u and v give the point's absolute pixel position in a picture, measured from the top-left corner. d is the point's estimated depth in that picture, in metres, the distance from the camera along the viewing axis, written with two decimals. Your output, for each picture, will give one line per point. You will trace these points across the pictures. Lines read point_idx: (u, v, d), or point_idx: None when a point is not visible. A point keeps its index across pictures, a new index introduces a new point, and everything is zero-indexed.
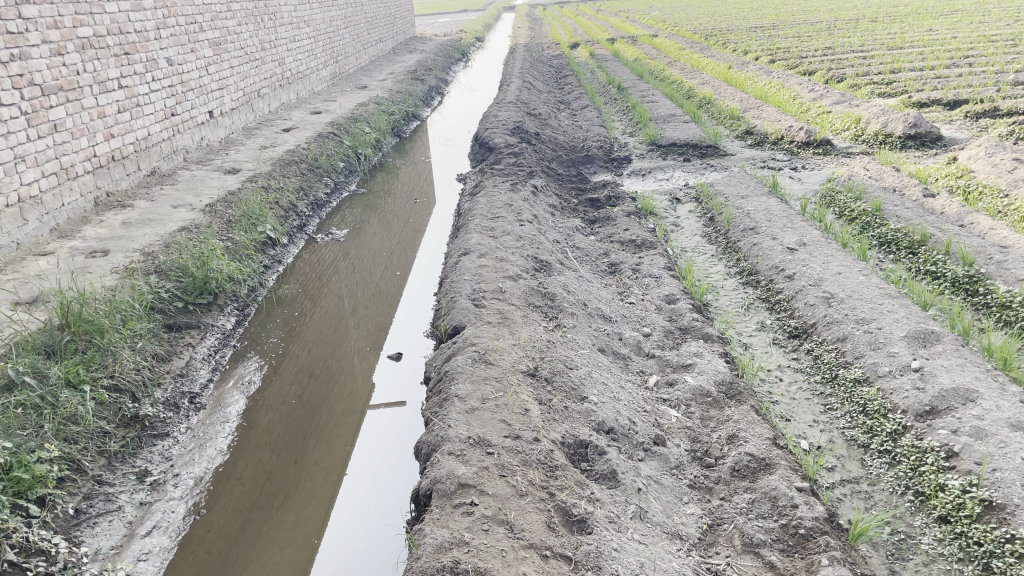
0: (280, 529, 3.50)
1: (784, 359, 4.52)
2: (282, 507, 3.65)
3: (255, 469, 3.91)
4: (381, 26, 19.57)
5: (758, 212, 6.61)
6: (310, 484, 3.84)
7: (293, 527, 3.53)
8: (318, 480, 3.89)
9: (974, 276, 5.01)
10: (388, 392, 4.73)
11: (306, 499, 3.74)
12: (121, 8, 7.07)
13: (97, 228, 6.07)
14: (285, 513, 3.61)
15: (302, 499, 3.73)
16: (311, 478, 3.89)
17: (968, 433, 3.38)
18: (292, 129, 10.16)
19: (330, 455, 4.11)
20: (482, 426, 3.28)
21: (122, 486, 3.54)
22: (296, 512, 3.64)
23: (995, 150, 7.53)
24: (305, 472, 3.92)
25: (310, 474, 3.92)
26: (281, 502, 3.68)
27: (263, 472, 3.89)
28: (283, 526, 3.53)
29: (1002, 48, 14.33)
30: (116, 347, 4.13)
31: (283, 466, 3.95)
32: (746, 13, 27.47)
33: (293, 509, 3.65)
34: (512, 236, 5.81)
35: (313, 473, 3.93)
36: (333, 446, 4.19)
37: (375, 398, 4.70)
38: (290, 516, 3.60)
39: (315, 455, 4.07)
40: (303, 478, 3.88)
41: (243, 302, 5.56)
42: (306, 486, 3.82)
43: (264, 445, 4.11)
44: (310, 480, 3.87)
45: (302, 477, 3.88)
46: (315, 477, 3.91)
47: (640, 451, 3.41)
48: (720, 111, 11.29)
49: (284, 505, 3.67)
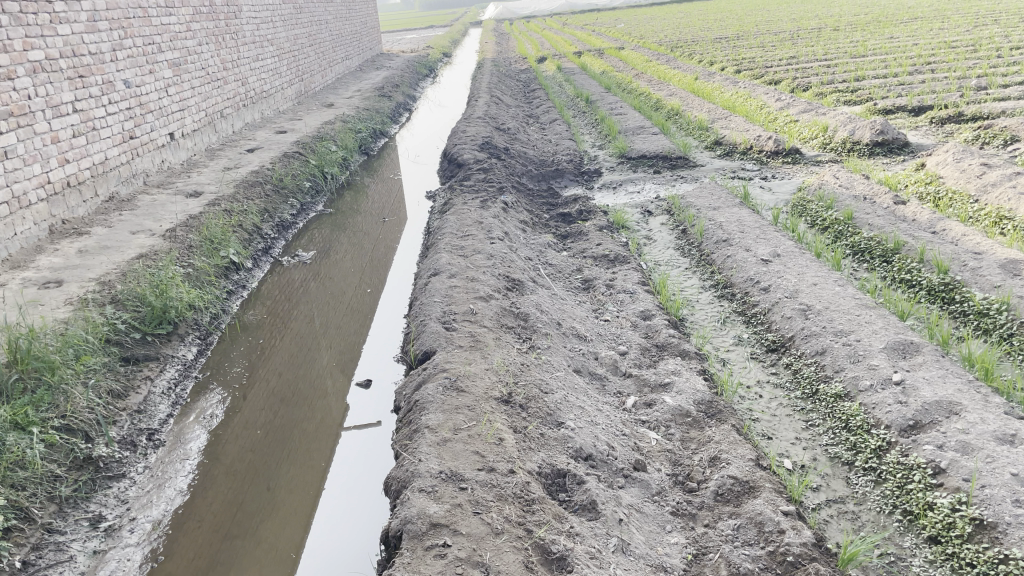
0: (253, 559, 3.39)
1: (763, 374, 4.43)
2: (255, 536, 3.54)
3: (226, 500, 3.78)
4: (346, 43, 19.45)
5: (731, 223, 6.55)
6: (284, 512, 3.73)
7: (265, 556, 3.42)
8: (291, 509, 3.76)
9: (950, 283, 4.98)
10: (363, 413, 4.60)
11: (278, 529, 3.60)
12: (74, 30, 6.88)
13: (51, 257, 5.85)
14: (260, 542, 3.50)
15: (274, 530, 3.59)
16: (283, 506, 3.77)
17: (954, 448, 3.30)
18: (256, 150, 9.97)
19: (303, 480, 3.98)
20: (454, 459, 3.13)
21: (74, 534, 3.34)
22: (272, 540, 3.53)
23: (963, 155, 7.54)
24: (277, 499, 3.80)
25: (284, 500, 3.81)
26: (252, 534, 3.54)
27: (234, 501, 3.78)
28: (256, 554, 3.42)
29: (963, 53, 14.53)
30: (67, 385, 3.93)
31: (257, 494, 3.84)
32: (711, 23, 27.72)
33: (266, 538, 3.53)
34: (482, 255, 5.68)
35: (286, 499, 3.82)
36: (308, 470, 4.07)
37: (350, 420, 4.57)
38: (263, 545, 3.49)
39: (288, 480, 3.96)
40: (276, 505, 3.76)
41: (206, 330, 5.36)
42: (278, 516, 3.69)
43: (233, 477, 3.97)
44: (282, 508, 3.75)
45: (275, 504, 3.77)
46: (290, 505, 3.79)
47: (619, 478, 3.28)
48: (689, 122, 11.28)
49: (258, 534, 3.56)
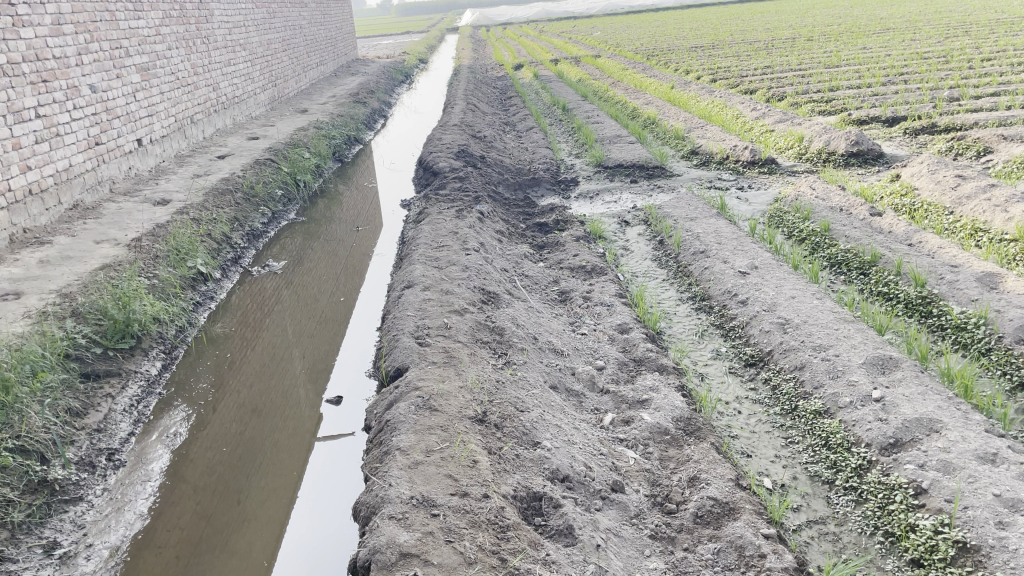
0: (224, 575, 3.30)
1: (742, 390, 4.36)
2: (226, 550, 3.45)
3: (194, 513, 3.70)
4: (321, 49, 19.28)
5: (708, 234, 6.51)
6: (254, 525, 3.64)
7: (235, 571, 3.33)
8: (263, 520, 3.69)
9: (927, 297, 4.95)
10: (337, 425, 4.48)
11: (250, 539, 3.55)
12: (38, 34, 6.70)
13: (11, 267, 5.65)
14: (232, 555, 3.43)
15: (248, 540, 3.54)
16: (255, 517, 3.70)
17: (936, 467, 3.25)
18: (226, 157, 9.79)
19: (271, 493, 3.90)
20: (426, 483, 3.01)
21: (26, 562, 3.18)
22: (244, 552, 3.46)
23: (938, 166, 7.56)
24: (248, 511, 3.73)
25: (253, 514, 3.71)
26: (223, 546, 3.48)
27: (204, 516, 3.69)
28: (231, 569, 3.34)
29: (936, 64, 14.67)
30: (22, 405, 3.77)
31: (228, 507, 3.75)
32: (687, 32, 27.84)
33: (238, 553, 3.45)
34: (457, 266, 5.58)
35: (257, 510, 3.75)
36: (280, 481, 3.99)
37: (322, 431, 4.45)
38: (237, 557, 3.42)
39: (259, 491, 3.89)
40: (247, 518, 3.69)
41: (171, 344, 5.20)
42: (252, 526, 3.64)
43: (203, 490, 3.88)
44: (249, 521, 3.66)
45: (243, 518, 3.68)
46: (262, 514, 3.73)
47: (597, 500, 3.19)
48: (665, 131, 11.27)
49: (231, 548, 3.48)
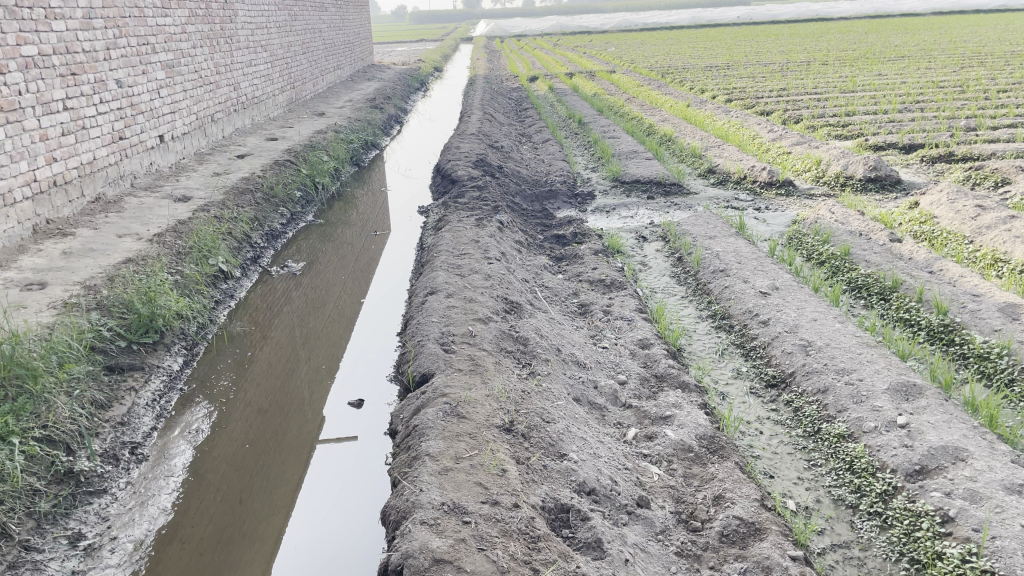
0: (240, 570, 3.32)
1: (764, 411, 4.35)
2: (238, 546, 3.47)
3: (202, 508, 3.71)
4: (339, 53, 19.36)
5: (728, 253, 6.52)
6: (265, 522, 3.66)
7: (248, 568, 3.34)
8: (266, 518, 3.69)
9: (949, 325, 4.96)
10: (342, 425, 4.50)
11: (256, 537, 3.55)
12: (69, 27, 6.75)
13: (35, 257, 5.67)
14: (237, 551, 3.44)
15: (254, 539, 3.53)
16: (259, 515, 3.70)
17: (963, 496, 3.25)
18: (246, 156, 9.82)
19: (280, 490, 3.92)
20: (457, 490, 3.02)
21: (52, 553, 3.18)
22: (249, 548, 3.47)
23: (957, 196, 7.57)
24: (253, 510, 3.73)
25: (264, 512, 3.73)
26: (230, 544, 3.49)
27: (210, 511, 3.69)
28: (248, 565, 3.36)
29: (952, 94, 14.71)
30: (50, 394, 3.78)
31: (234, 504, 3.76)
32: (702, 51, 27.92)
33: (253, 549, 3.47)
34: (480, 275, 5.60)
35: (262, 507, 3.76)
36: (284, 480, 4.00)
37: (325, 432, 4.47)
38: (246, 555, 3.43)
39: (264, 490, 3.89)
40: (253, 515, 3.70)
41: (192, 341, 5.22)
42: (257, 524, 3.64)
43: (209, 484, 3.89)
44: (261, 518, 3.69)
45: (254, 515, 3.70)
46: (267, 512, 3.73)
47: (623, 515, 3.19)
48: (682, 149, 11.30)
49: (236, 544, 3.49)
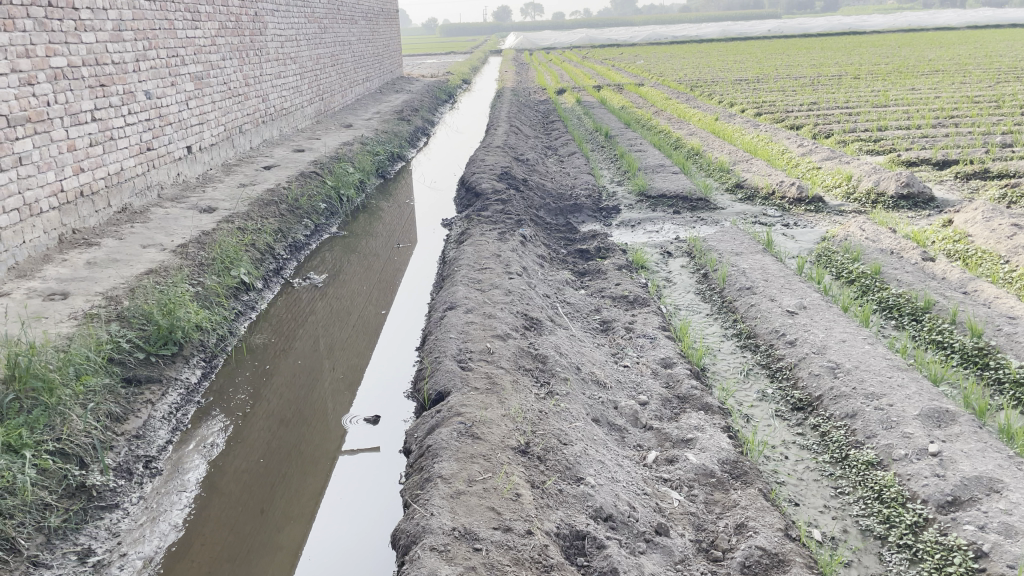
0: None
1: (789, 435, 4.22)
2: (256, 556, 3.44)
3: (221, 519, 3.69)
4: (368, 65, 19.51)
5: (754, 270, 6.39)
6: (283, 533, 3.63)
7: None
8: (285, 529, 3.66)
9: (984, 348, 4.79)
10: (362, 437, 4.45)
11: (274, 547, 3.53)
12: (99, 39, 6.81)
13: (59, 268, 5.71)
14: (255, 560, 3.41)
15: (271, 550, 3.50)
16: (278, 526, 3.68)
17: (997, 530, 3.11)
18: (273, 167, 9.87)
19: (300, 502, 3.89)
20: (468, 514, 2.95)
21: (61, 568, 3.15)
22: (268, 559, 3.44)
23: (992, 214, 7.38)
24: (272, 520, 3.71)
25: (283, 523, 3.70)
26: (248, 553, 3.46)
27: (229, 523, 3.67)
28: None
29: (988, 109, 14.43)
30: (65, 406, 3.78)
31: (254, 515, 3.74)
32: (732, 64, 27.75)
33: (269, 560, 3.43)
34: (500, 290, 5.53)
35: (280, 518, 3.73)
36: (305, 492, 3.97)
37: (346, 443, 4.43)
38: (264, 565, 3.40)
39: (284, 501, 3.86)
40: (271, 525, 3.67)
41: (211, 353, 5.20)
42: (276, 534, 3.62)
43: (228, 496, 3.87)
44: (279, 529, 3.65)
45: (273, 526, 3.67)
46: (286, 523, 3.70)
47: (640, 542, 3.09)
48: (709, 163, 11.17)
49: (253, 554, 3.46)
